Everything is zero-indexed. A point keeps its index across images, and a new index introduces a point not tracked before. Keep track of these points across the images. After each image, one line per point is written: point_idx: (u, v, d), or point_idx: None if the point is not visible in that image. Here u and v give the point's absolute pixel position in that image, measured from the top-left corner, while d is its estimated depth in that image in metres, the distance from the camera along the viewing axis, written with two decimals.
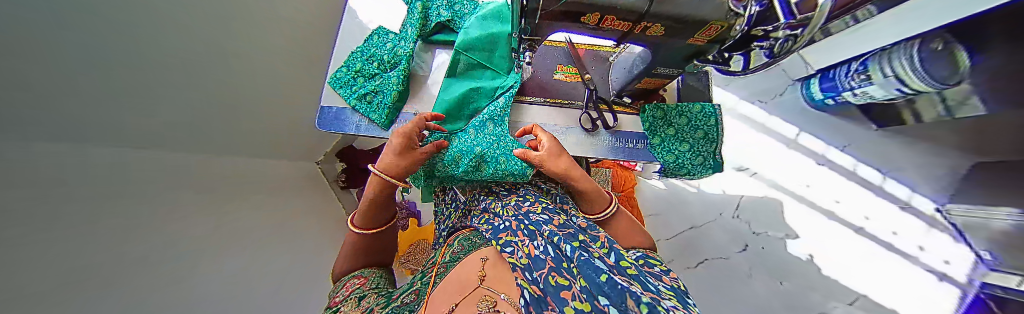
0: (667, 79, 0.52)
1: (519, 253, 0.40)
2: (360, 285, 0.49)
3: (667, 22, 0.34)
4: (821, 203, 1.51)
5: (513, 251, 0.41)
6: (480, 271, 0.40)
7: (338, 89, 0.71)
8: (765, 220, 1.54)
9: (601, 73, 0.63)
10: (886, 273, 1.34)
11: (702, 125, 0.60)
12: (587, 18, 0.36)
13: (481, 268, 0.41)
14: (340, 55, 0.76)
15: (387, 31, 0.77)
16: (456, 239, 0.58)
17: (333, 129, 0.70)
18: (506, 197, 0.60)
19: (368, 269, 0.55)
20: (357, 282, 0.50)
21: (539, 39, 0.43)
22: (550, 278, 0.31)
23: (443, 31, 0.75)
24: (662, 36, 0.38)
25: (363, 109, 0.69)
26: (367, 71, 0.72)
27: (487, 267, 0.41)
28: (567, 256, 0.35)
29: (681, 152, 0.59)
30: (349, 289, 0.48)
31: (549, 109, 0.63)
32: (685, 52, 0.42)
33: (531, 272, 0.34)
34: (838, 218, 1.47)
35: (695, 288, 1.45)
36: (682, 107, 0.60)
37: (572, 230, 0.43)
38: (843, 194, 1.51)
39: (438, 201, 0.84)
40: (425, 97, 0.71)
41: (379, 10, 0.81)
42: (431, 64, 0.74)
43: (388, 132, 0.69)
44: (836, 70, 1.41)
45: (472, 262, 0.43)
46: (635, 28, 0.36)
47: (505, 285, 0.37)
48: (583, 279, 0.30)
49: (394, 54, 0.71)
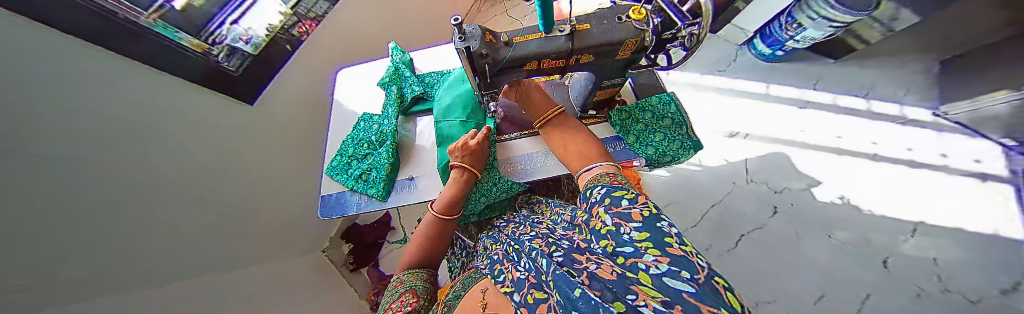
0: (616, 87, 0.58)
1: (508, 279, 0.38)
2: (410, 302, 0.46)
3: (592, 51, 0.42)
4: (824, 142, 1.49)
5: (504, 279, 0.39)
6: (481, 299, 0.39)
7: (336, 176, 0.77)
8: (777, 175, 1.50)
9: (562, 97, 0.71)
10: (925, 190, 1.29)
11: (666, 113, 0.64)
12: (529, 66, 0.44)
13: (481, 298, 0.39)
14: (332, 146, 0.84)
15: (370, 114, 0.86)
16: (461, 278, 0.55)
17: (335, 214, 0.73)
18: (505, 228, 0.60)
19: (419, 283, 0.53)
20: (407, 297, 0.47)
21: (497, 90, 0.50)
22: (532, 296, 0.29)
23: (419, 101, 0.85)
24: (594, 59, 0.45)
25: (361, 187, 0.73)
26: (359, 153, 0.79)
27: (488, 294, 0.40)
28: (545, 269, 0.33)
29: (657, 141, 0.63)
30: (398, 304, 0.45)
31: (527, 140, 0.70)
32: (620, 63, 0.48)
33: (515, 295, 0.32)
34: (847, 152, 1.44)
35: (747, 268, 1.33)
36: (643, 103, 0.66)
37: (553, 241, 0.39)
38: (842, 129, 1.50)
39: (449, 256, 0.84)
40: (415, 161, 0.77)
41: (360, 97, 0.92)
42: (414, 131, 0.82)
43: (386, 202, 0.71)
44: (769, 28, 1.57)
45: (473, 297, 0.42)
46: (570, 62, 0.44)
47: (503, 307, 0.34)
48: (559, 292, 0.26)
49: (380, 132, 0.79)
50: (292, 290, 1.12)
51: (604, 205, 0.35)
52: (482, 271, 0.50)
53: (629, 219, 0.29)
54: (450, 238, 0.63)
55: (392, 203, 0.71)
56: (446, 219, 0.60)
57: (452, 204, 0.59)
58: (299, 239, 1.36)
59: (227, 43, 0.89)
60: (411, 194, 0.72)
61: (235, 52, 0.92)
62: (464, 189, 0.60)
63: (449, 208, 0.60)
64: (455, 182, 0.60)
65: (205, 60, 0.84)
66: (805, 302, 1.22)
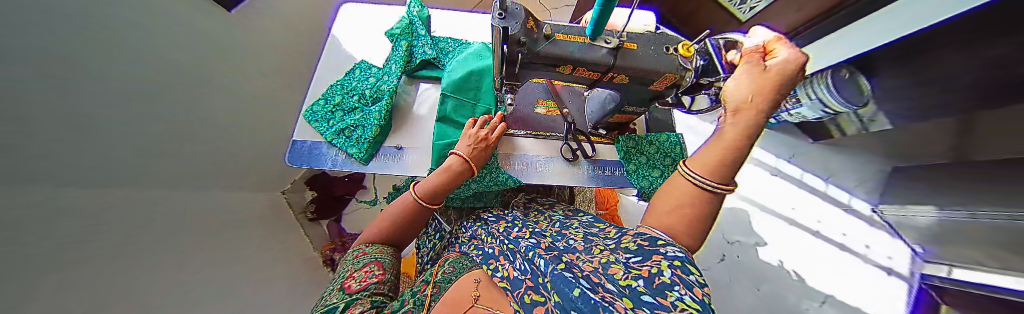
0: (634, 115, 0.57)
1: (506, 273, 0.37)
2: (375, 275, 0.42)
3: (630, 73, 0.39)
4: (780, 210, 1.63)
5: (500, 275, 0.38)
6: (473, 292, 0.36)
7: (315, 123, 0.69)
8: (736, 229, 1.75)
9: (577, 107, 0.68)
10: (833, 271, 1.23)
11: (670, 152, 0.65)
12: (561, 69, 0.40)
13: (475, 289, 0.37)
14: (319, 87, 0.75)
15: (370, 65, 0.78)
16: (447, 261, 0.53)
17: (305, 164, 0.66)
18: (495, 223, 0.58)
19: (386, 256, 0.49)
20: (372, 269, 0.43)
21: (519, 83, 0.47)
22: (527, 298, 0.29)
23: (427, 66, 0.78)
24: (628, 82, 0.42)
25: (341, 142, 0.67)
26: (347, 105, 0.72)
27: (481, 287, 0.38)
28: (545, 271, 0.33)
29: (655, 177, 0.63)
30: (362, 274, 0.41)
31: (531, 141, 0.67)
32: (648, 94, 0.47)
33: (512, 294, 0.32)
34: (796, 224, 1.53)
35: None
36: (651, 137, 0.66)
37: (559, 251, 0.40)
38: (798, 201, 1.61)
39: (420, 236, 0.80)
40: (407, 130, 0.71)
41: (361, 42, 0.82)
42: (414, 96, 0.75)
43: (367, 166, 0.66)
44: None
45: (464, 284, 0.39)
46: (603, 77, 0.41)
47: (499, 305, 0.33)
48: (558, 296, 0.26)
49: (377, 88, 0.72)
50: (241, 225, 1.05)
51: (639, 240, 0.32)
52: (474, 260, 0.48)
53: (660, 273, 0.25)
54: (423, 222, 0.58)
55: (372, 169, 0.66)
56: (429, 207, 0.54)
57: (437, 193, 0.53)
58: (262, 175, 1.27)
59: None
60: (395, 164, 0.67)
61: None
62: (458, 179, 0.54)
63: (434, 196, 0.53)
64: (445, 169, 0.54)
65: None
66: None
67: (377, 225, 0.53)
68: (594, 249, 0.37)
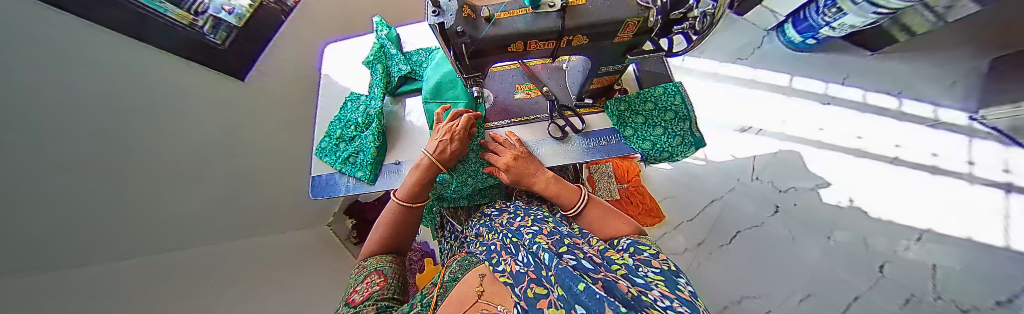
0: (616, 74, 0.53)
1: (509, 268, 0.36)
2: (378, 283, 0.44)
3: (586, 32, 0.37)
4: (843, 142, 1.40)
5: (502, 270, 0.37)
6: (478, 287, 0.37)
7: (325, 157, 0.76)
8: (788, 175, 1.43)
9: (558, 83, 0.65)
10: (924, 201, 1.21)
11: (668, 105, 0.60)
12: (512, 47, 0.39)
13: (479, 285, 0.37)
14: (321, 125, 0.81)
15: (359, 94, 0.83)
16: (454, 261, 0.55)
17: (325, 195, 0.73)
18: (498, 217, 0.58)
19: (387, 264, 0.51)
20: (374, 279, 0.45)
21: (481, 73, 0.46)
22: (529, 291, 0.27)
23: (408, 81, 0.81)
24: (589, 42, 0.40)
25: (349, 170, 0.72)
26: (347, 135, 0.77)
27: (485, 282, 0.38)
28: (546, 264, 0.32)
29: (656, 136, 0.58)
30: (365, 286, 0.43)
31: (517, 127, 0.65)
32: (619, 48, 0.43)
33: (514, 289, 0.31)
34: (869, 154, 1.34)
35: (740, 266, 1.32)
36: (644, 94, 0.61)
37: (559, 236, 0.41)
38: (863, 129, 1.40)
39: (439, 239, 0.84)
40: (402, 145, 0.74)
41: (347, 75, 0.87)
42: (403, 113, 0.78)
43: (374, 186, 0.70)
44: (805, 11, 1.40)
45: (468, 282, 0.40)
46: (560, 43, 0.39)
47: (500, 298, 0.32)
48: (560, 287, 0.25)
49: (368, 114, 0.76)
50: (292, 259, 1.19)
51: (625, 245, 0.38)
52: (479, 257, 0.49)
53: (648, 264, 0.30)
54: (417, 222, 0.61)
55: (380, 187, 0.70)
56: (412, 207, 0.57)
57: (417, 191, 0.56)
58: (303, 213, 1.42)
59: (212, 13, 0.85)
60: (398, 179, 0.70)
61: (222, 23, 0.89)
62: (432, 175, 0.57)
63: (413, 195, 0.56)
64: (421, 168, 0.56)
65: (191, 32, 0.81)
66: (793, 301, 1.20)
67: (375, 238, 0.56)
68: (592, 238, 0.43)
